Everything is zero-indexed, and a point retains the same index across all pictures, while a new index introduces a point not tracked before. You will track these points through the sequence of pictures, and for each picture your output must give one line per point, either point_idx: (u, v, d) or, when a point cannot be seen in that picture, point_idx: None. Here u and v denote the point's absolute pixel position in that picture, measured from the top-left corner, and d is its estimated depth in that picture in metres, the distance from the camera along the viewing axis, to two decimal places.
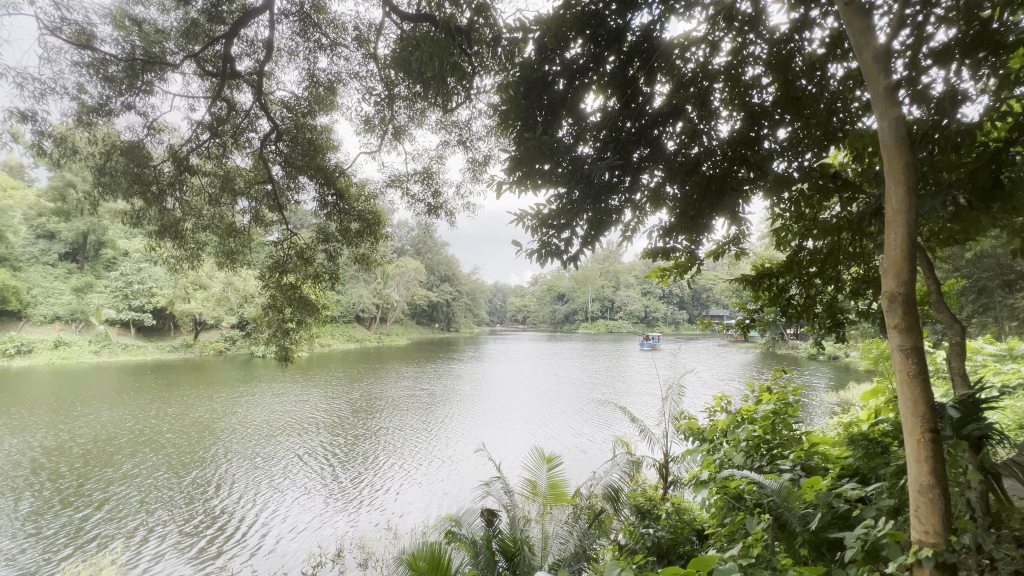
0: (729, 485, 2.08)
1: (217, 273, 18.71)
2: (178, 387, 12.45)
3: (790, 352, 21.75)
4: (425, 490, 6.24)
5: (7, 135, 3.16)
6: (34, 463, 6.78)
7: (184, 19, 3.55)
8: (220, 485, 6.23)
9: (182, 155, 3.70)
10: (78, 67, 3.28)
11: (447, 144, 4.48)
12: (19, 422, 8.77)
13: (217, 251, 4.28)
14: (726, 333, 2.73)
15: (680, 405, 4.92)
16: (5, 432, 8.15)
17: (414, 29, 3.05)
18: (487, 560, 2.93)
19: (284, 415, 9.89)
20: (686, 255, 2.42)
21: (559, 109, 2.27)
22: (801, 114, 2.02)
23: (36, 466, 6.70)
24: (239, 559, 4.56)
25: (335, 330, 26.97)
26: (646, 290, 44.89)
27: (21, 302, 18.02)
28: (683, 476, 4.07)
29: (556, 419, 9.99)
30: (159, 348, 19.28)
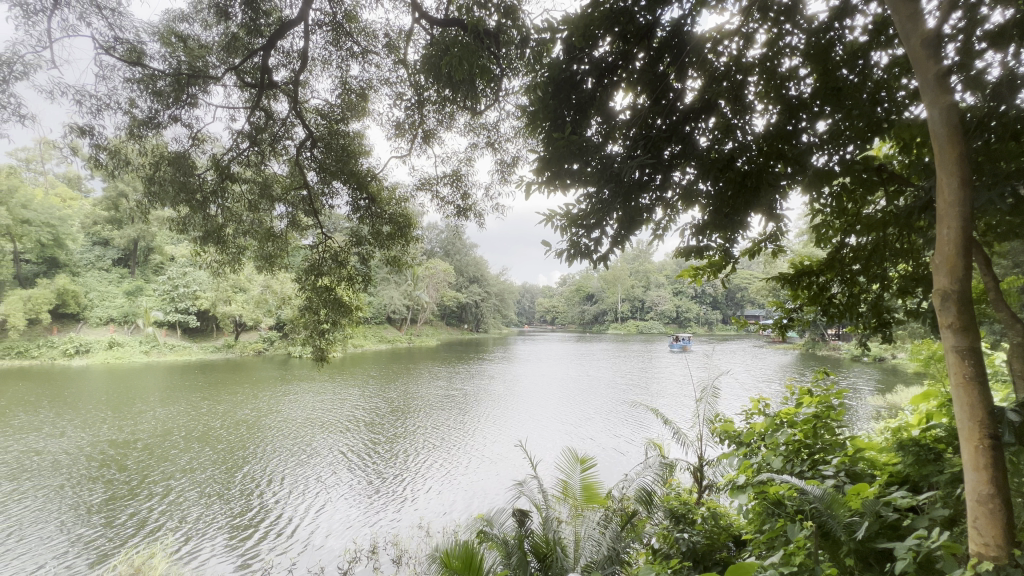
0: (767, 491, 2.02)
1: (256, 276, 19.47)
2: (226, 385, 13.06)
3: (831, 353, 20.90)
4: (460, 489, 6.29)
5: (67, 149, 3.39)
6: (103, 456, 7.24)
7: (225, 34, 3.70)
8: (269, 481, 6.45)
9: (223, 164, 3.87)
10: (129, 83, 3.48)
11: (476, 146, 4.52)
12: (87, 416, 9.42)
13: (257, 256, 4.47)
14: (762, 333, 2.66)
15: (715, 407, 4.77)
16: (74, 426, 8.74)
17: (443, 34, 3.08)
18: (519, 560, 2.94)
19: (325, 413, 10.19)
20: (720, 254, 2.34)
21: (588, 108, 2.26)
22: (843, 105, 1.92)
23: (103, 458, 7.13)
24: (289, 553, 4.71)
25: (367, 331, 27.58)
26: (677, 289, 43.99)
27: (79, 305, 19.25)
28: (719, 480, 3.94)
29: (592, 419, 9.93)
30: (203, 348, 20.19)
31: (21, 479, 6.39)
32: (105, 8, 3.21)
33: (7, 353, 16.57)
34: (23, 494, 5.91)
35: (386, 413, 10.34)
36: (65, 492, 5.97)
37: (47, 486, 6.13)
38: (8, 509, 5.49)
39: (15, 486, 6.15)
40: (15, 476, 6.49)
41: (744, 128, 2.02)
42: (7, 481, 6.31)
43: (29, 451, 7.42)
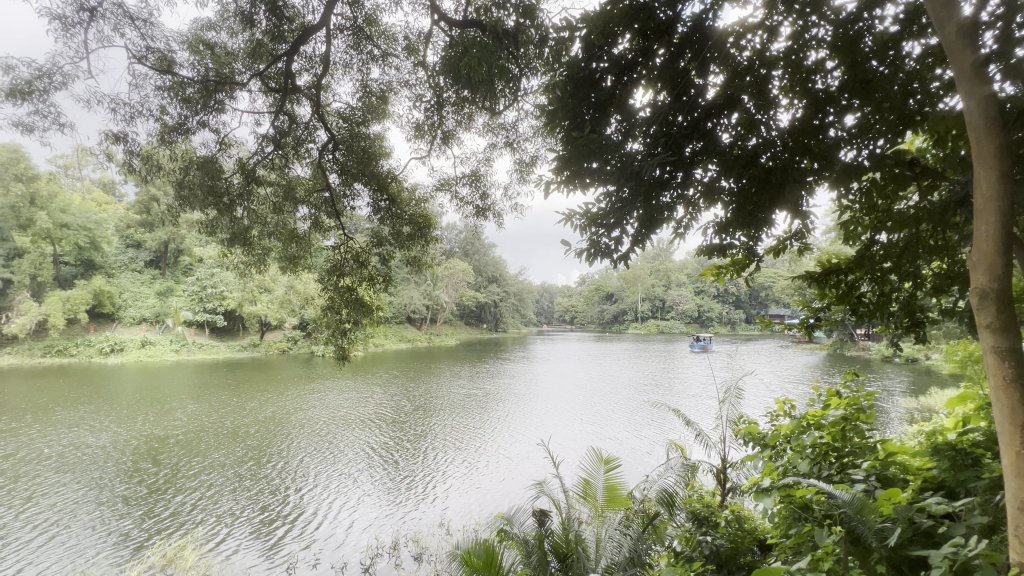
0: (793, 494, 1.98)
1: (281, 277, 19.92)
2: (254, 383, 13.41)
3: (860, 353, 20.27)
4: (480, 489, 6.30)
5: (102, 155, 3.52)
6: (142, 450, 7.51)
7: (251, 40, 3.80)
8: (298, 477, 6.58)
9: (249, 168, 3.99)
10: (160, 91, 3.60)
11: (495, 146, 4.53)
12: (124, 412, 9.80)
13: (281, 257, 4.57)
14: (787, 333, 2.59)
15: (739, 409, 4.68)
16: (112, 421, 9.10)
17: (462, 35, 3.10)
18: (540, 559, 2.93)
19: (348, 411, 10.35)
20: (743, 252, 2.28)
21: (607, 106, 2.24)
22: (872, 98, 1.86)
23: (141, 453, 7.39)
24: (316, 549, 4.79)
25: (388, 330, 27.93)
26: (699, 288, 43.29)
27: (114, 305, 20.05)
28: (742, 483, 3.86)
29: (615, 419, 9.85)
30: (230, 347, 20.76)
31: (65, 470, 6.69)
32: (138, 19, 3.32)
33: (48, 351, 17.37)
34: (68, 485, 6.18)
35: (410, 411, 10.44)
36: (105, 484, 6.22)
37: (88, 479, 6.40)
38: (54, 500, 5.75)
39: (58, 478, 6.43)
40: (60, 468, 6.78)
41: (769, 123, 1.97)
42: (52, 473, 6.59)
43: (72, 445, 7.75)
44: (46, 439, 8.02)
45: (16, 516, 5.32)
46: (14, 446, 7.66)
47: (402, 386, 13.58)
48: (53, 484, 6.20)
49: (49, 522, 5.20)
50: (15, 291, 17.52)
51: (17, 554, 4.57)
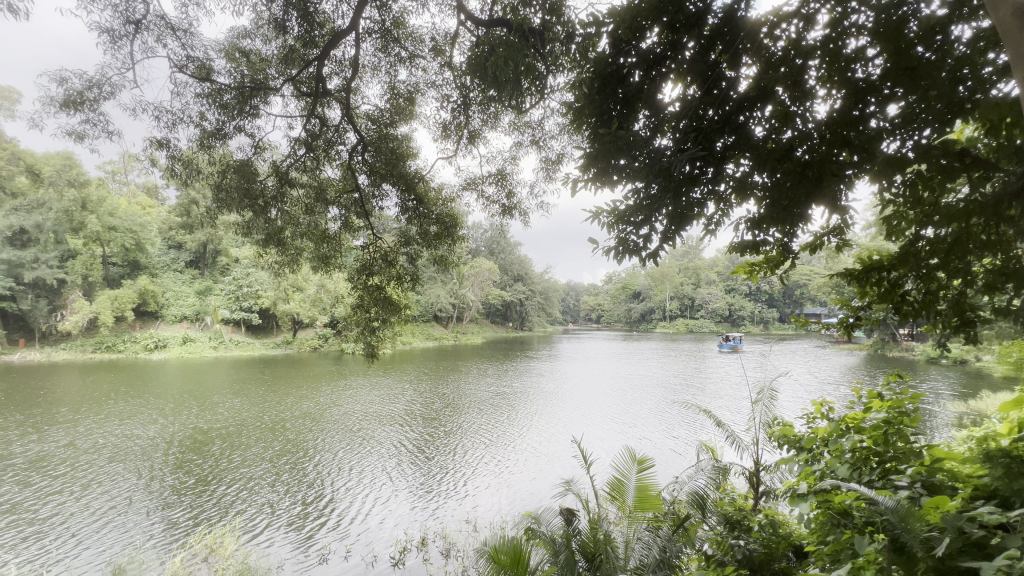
0: (831, 499, 1.92)
1: (312, 276, 20.44)
2: (290, 379, 13.85)
3: (904, 354, 19.36)
4: (507, 487, 6.30)
5: (147, 161, 3.70)
6: (189, 442, 7.86)
7: (283, 46, 3.90)
8: (333, 472, 6.74)
9: (283, 171, 4.12)
10: (199, 98, 3.76)
11: (521, 145, 4.53)
12: (171, 406, 10.29)
13: (314, 257, 4.69)
14: (824, 333, 2.50)
15: (773, 411, 4.53)
16: (160, 414, 9.58)
17: (488, 35, 3.10)
18: (567, 558, 2.92)
19: (380, 408, 10.54)
20: (778, 249, 2.17)
21: (635, 102, 2.20)
22: (918, 86, 1.76)
23: (187, 445, 7.74)
24: (349, 543, 4.89)
25: (415, 329, 28.35)
26: (730, 287, 42.24)
27: (158, 304, 21.05)
28: (777, 486, 3.75)
29: (644, 420, 9.70)
30: (265, 344, 21.48)
31: (118, 459, 7.08)
32: (178, 29, 3.47)
33: (98, 347, 18.40)
34: (120, 474, 6.52)
35: (441, 408, 10.56)
36: (154, 474, 6.55)
37: (139, 468, 6.75)
38: (109, 487, 6.09)
39: (112, 466, 6.82)
40: (114, 457, 7.18)
41: (806, 115, 1.88)
42: (106, 462, 6.99)
43: (126, 435, 8.19)
44: (101, 430, 8.50)
45: (76, 501, 5.67)
46: (73, 435, 8.17)
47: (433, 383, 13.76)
48: (106, 472, 6.56)
49: (103, 508, 5.51)
50: (68, 290, 18.62)
51: (74, 537, 4.86)
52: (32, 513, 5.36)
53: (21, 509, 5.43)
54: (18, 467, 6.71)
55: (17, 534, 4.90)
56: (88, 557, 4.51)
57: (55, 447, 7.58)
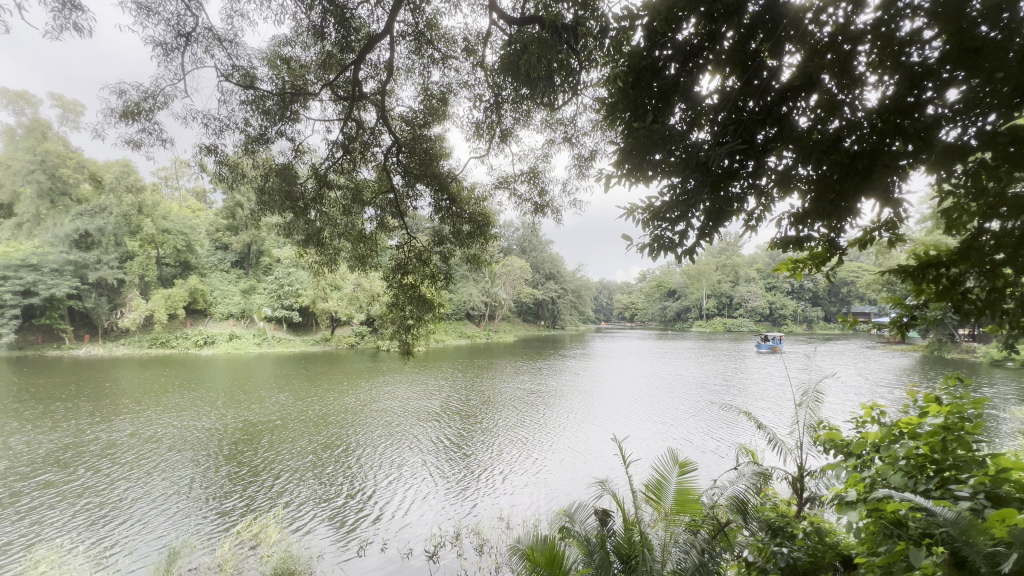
0: (884, 508, 1.83)
1: (349, 275, 21.01)
2: (332, 375, 14.32)
3: (964, 356, 18.12)
4: (541, 486, 6.30)
5: (197, 166, 3.91)
6: (240, 435, 8.24)
7: (321, 52, 4.01)
8: (371, 466, 6.91)
9: (322, 173, 4.26)
10: (244, 105, 3.93)
11: (553, 142, 4.51)
12: (222, 399, 10.84)
13: (351, 256, 4.82)
14: (875, 334, 2.34)
15: (818, 414, 4.33)
16: (213, 407, 10.12)
17: (521, 32, 3.09)
18: (602, 559, 2.89)
19: (417, 404, 10.74)
20: (823, 245, 2.03)
21: (671, 95, 2.12)
22: (982, 69, 1.52)
23: (238, 436, 8.14)
24: (385, 537, 4.98)
25: (448, 327, 28.70)
26: (770, 284, 40.75)
27: (206, 302, 22.19)
28: (822, 493, 3.57)
29: (683, 421, 9.45)
30: (305, 341, 22.27)
31: (177, 448, 7.53)
32: (225, 40, 3.63)
33: (154, 343, 19.58)
34: (179, 463, 6.92)
35: (477, 405, 10.67)
36: (208, 463, 6.93)
37: (195, 457, 7.15)
38: (168, 475, 6.47)
39: (171, 454, 7.25)
40: (173, 446, 7.63)
41: (854, 104, 1.74)
42: (167, 450, 7.44)
43: (184, 426, 8.69)
44: (160, 420, 9.05)
45: (140, 487, 6.06)
46: (137, 425, 8.74)
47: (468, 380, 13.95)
48: (166, 461, 6.98)
49: (163, 494, 5.85)
50: (127, 290, 19.87)
51: (136, 520, 5.19)
52: (103, 497, 5.76)
53: (93, 493, 5.85)
54: (90, 453, 7.24)
55: (88, 515, 5.27)
56: (148, 541, 4.80)
57: (122, 436, 8.12)
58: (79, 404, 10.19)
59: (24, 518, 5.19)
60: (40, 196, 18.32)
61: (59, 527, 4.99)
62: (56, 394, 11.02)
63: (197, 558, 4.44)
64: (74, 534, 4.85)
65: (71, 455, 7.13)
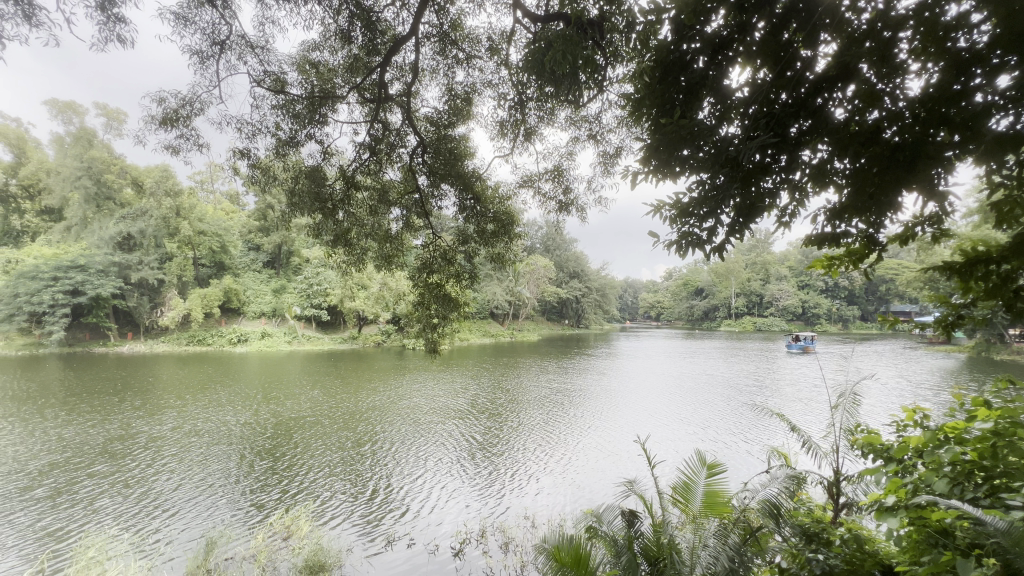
0: (926, 515, 1.76)
1: (375, 274, 21.37)
2: (361, 373, 14.58)
3: (1015, 358, 17.12)
4: (567, 485, 6.26)
5: (231, 169, 4.03)
6: (275, 430, 8.49)
7: (348, 55, 4.08)
8: (400, 463, 7.01)
9: (349, 174, 4.36)
10: (275, 109, 4.04)
11: (578, 140, 4.48)
12: (257, 395, 11.18)
13: (377, 256, 4.91)
14: (918, 333, 2.23)
15: (856, 417, 4.16)
16: (248, 403, 10.45)
17: (545, 30, 3.08)
18: (629, 561, 2.87)
19: (444, 402, 10.84)
20: (862, 241, 1.93)
21: (700, 89, 2.07)
22: None
23: (272, 432, 8.38)
24: (412, 532, 5.06)
25: (472, 326, 28.85)
26: (803, 282, 39.43)
27: (240, 301, 22.94)
28: (860, 499, 3.43)
29: (713, 423, 9.22)
30: (334, 340, 22.77)
31: (215, 442, 7.80)
32: (257, 47, 3.74)
33: (191, 340, 20.45)
34: (216, 456, 7.17)
35: (504, 404, 10.68)
36: (243, 457, 7.15)
37: (232, 451, 7.41)
38: (207, 468, 6.72)
39: (210, 448, 7.52)
40: (212, 440, 7.93)
41: (896, 93, 1.66)
42: (205, 444, 7.73)
43: (220, 421, 9.01)
44: (199, 415, 9.42)
45: (182, 478, 6.32)
46: (179, 419, 9.13)
47: (494, 378, 14.01)
48: (204, 454, 7.26)
49: (202, 486, 6.09)
50: (166, 289, 20.71)
51: (178, 510, 5.42)
52: (148, 487, 6.03)
53: (139, 483, 6.14)
54: (137, 446, 7.60)
55: (137, 505, 5.53)
56: (189, 530, 5.00)
57: (166, 429, 8.50)
58: (125, 398, 10.72)
59: (77, 506, 5.49)
60: (87, 200, 19.60)
61: (111, 515, 5.26)
62: (104, 389, 11.62)
63: (232, 548, 4.58)
64: (124, 522, 5.10)
65: (119, 447, 7.50)
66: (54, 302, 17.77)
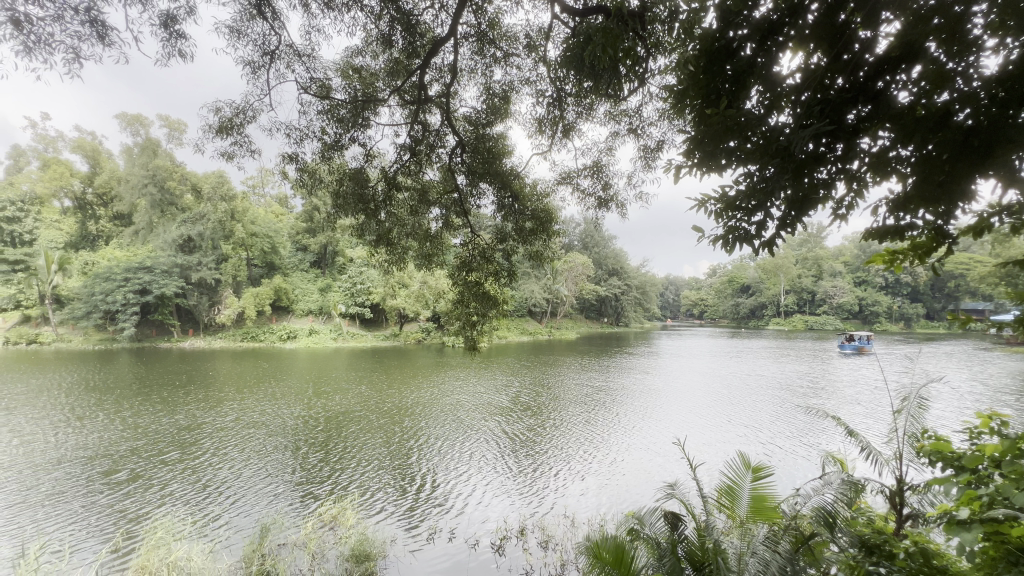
0: (1003, 531, 1.63)
1: (416, 273, 21.78)
2: (404, 369, 14.95)
3: None
4: (609, 486, 6.18)
5: (280, 173, 4.22)
6: (327, 424, 8.85)
7: (389, 59, 4.19)
8: (441, 458, 7.13)
9: (391, 175, 4.47)
10: (321, 115, 4.18)
11: (618, 134, 4.40)
12: (308, 390, 11.67)
13: (417, 255, 5.03)
14: (995, 333, 2.03)
15: (922, 423, 3.89)
16: (300, 397, 10.95)
17: (584, 25, 3.04)
18: (672, 564, 2.80)
19: (484, 399, 10.92)
20: (929, 233, 1.77)
21: (746, 78, 1.97)
22: None
23: (322, 425, 8.74)
24: (452, 527, 5.15)
25: (511, 324, 28.94)
26: (861, 279, 37.09)
27: (290, 300, 24.02)
28: (926, 510, 3.21)
29: (762, 425, 8.84)
30: (376, 337, 23.43)
31: (270, 434, 8.21)
32: (303, 55, 3.89)
33: (245, 336, 21.66)
34: (271, 447, 7.55)
35: (544, 402, 10.65)
36: (295, 449, 7.48)
37: (285, 443, 7.78)
38: (263, 458, 7.09)
39: (266, 440, 7.93)
40: (269, 431, 8.37)
41: (969, 73, 1.52)
42: (262, 435, 8.16)
43: (274, 414, 9.47)
44: (254, 408, 9.93)
45: (241, 467, 6.70)
46: (238, 411, 9.68)
47: (534, 376, 14.04)
48: (262, 445, 7.67)
49: (260, 475, 6.44)
50: (223, 288, 21.95)
51: (237, 498, 5.74)
52: (212, 475, 6.44)
53: (204, 471, 6.55)
54: (203, 436, 8.12)
55: (202, 490, 5.91)
56: (245, 516, 5.28)
57: (227, 420, 9.05)
58: (190, 391, 11.46)
59: (151, 490, 5.94)
60: (153, 206, 21.13)
61: (179, 499, 5.65)
62: (171, 382, 12.47)
63: (284, 534, 4.81)
64: (189, 506, 5.46)
65: (188, 436, 8.04)
66: (125, 301, 19.19)
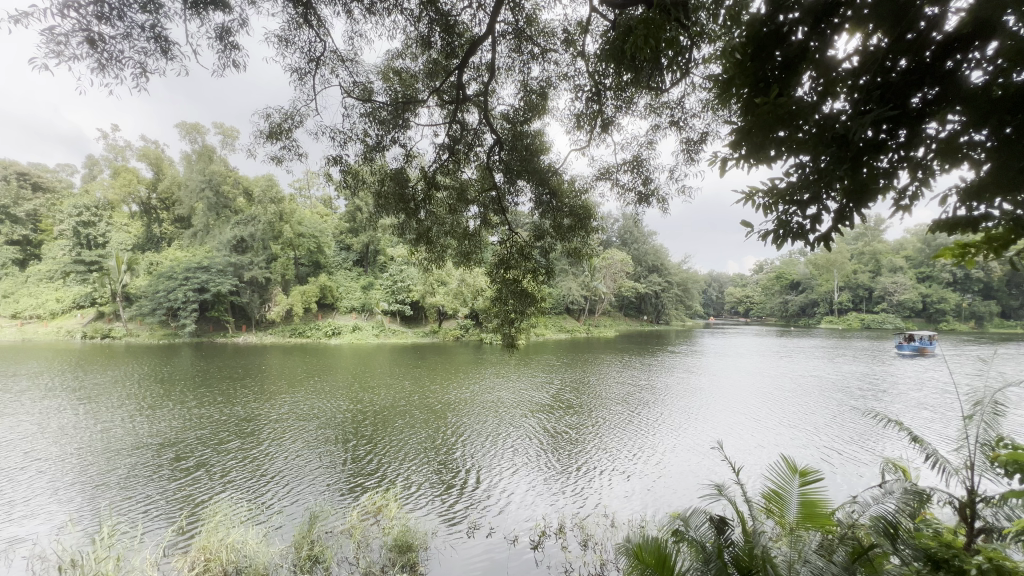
0: None
1: (454, 271, 22.04)
2: (444, 366, 15.19)
3: None
4: (650, 486, 6.07)
5: (325, 175, 4.38)
6: (372, 418, 9.12)
7: (428, 60, 4.25)
8: (480, 455, 7.19)
9: (430, 174, 4.54)
10: (363, 117, 4.31)
11: (658, 127, 4.30)
12: (354, 385, 12.10)
13: (456, 253, 5.07)
14: None
15: (998, 430, 3.58)
16: (346, 391, 11.33)
17: (624, 17, 2.97)
18: (718, 567, 2.69)
19: (523, 396, 10.92)
20: (1007, 224, 1.62)
21: (798, 64, 1.88)
22: None
23: (366, 419, 9.02)
24: (492, 522, 5.20)
25: (549, 321, 28.85)
26: (925, 275, 34.50)
27: (334, 297, 24.88)
28: (1002, 524, 2.97)
29: (814, 429, 8.41)
30: (416, 334, 23.89)
31: (319, 427, 8.54)
32: (347, 60, 4.03)
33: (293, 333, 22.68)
34: (319, 440, 7.85)
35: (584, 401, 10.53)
36: (341, 442, 7.74)
37: (333, 435, 8.06)
38: (313, 449, 7.40)
39: (315, 432, 8.26)
40: (317, 424, 8.71)
41: None
42: (312, 427, 8.51)
43: (321, 408, 9.83)
44: (304, 401, 10.37)
45: (292, 458, 7.02)
46: (289, 404, 10.13)
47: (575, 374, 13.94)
48: (311, 437, 7.99)
49: (309, 466, 6.73)
50: (272, 286, 23.02)
51: (289, 487, 6.01)
52: (266, 464, 6.77)
53: (258, 460, 6.90)
54: (259, 427, 8.55)
55: (257, 478, 6.24)
56: (295, 504, 5.53)
57: (279, 413, 9.49)
58: (247, 384, 12.13)
59: (212, 476, 6.33)
60: (209, 209, 22.59)
61: (237, 486, 5.98)
62: (229, 375, 13.22)
63: (331, 522, 5.01)
64: (245, 493, 5.78)
65: (246, 427, 8.51)
66: (185, 298, 20.46)
